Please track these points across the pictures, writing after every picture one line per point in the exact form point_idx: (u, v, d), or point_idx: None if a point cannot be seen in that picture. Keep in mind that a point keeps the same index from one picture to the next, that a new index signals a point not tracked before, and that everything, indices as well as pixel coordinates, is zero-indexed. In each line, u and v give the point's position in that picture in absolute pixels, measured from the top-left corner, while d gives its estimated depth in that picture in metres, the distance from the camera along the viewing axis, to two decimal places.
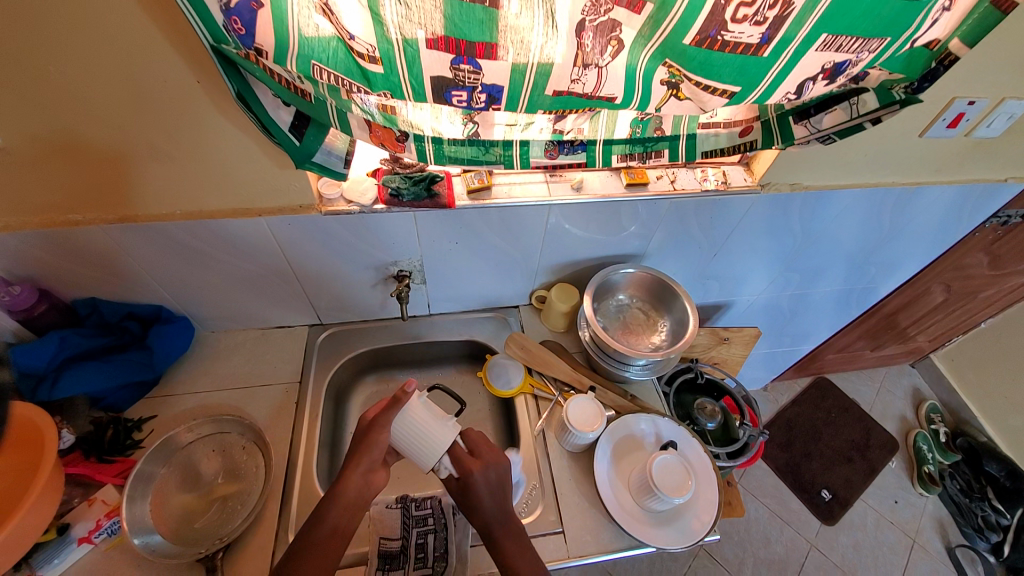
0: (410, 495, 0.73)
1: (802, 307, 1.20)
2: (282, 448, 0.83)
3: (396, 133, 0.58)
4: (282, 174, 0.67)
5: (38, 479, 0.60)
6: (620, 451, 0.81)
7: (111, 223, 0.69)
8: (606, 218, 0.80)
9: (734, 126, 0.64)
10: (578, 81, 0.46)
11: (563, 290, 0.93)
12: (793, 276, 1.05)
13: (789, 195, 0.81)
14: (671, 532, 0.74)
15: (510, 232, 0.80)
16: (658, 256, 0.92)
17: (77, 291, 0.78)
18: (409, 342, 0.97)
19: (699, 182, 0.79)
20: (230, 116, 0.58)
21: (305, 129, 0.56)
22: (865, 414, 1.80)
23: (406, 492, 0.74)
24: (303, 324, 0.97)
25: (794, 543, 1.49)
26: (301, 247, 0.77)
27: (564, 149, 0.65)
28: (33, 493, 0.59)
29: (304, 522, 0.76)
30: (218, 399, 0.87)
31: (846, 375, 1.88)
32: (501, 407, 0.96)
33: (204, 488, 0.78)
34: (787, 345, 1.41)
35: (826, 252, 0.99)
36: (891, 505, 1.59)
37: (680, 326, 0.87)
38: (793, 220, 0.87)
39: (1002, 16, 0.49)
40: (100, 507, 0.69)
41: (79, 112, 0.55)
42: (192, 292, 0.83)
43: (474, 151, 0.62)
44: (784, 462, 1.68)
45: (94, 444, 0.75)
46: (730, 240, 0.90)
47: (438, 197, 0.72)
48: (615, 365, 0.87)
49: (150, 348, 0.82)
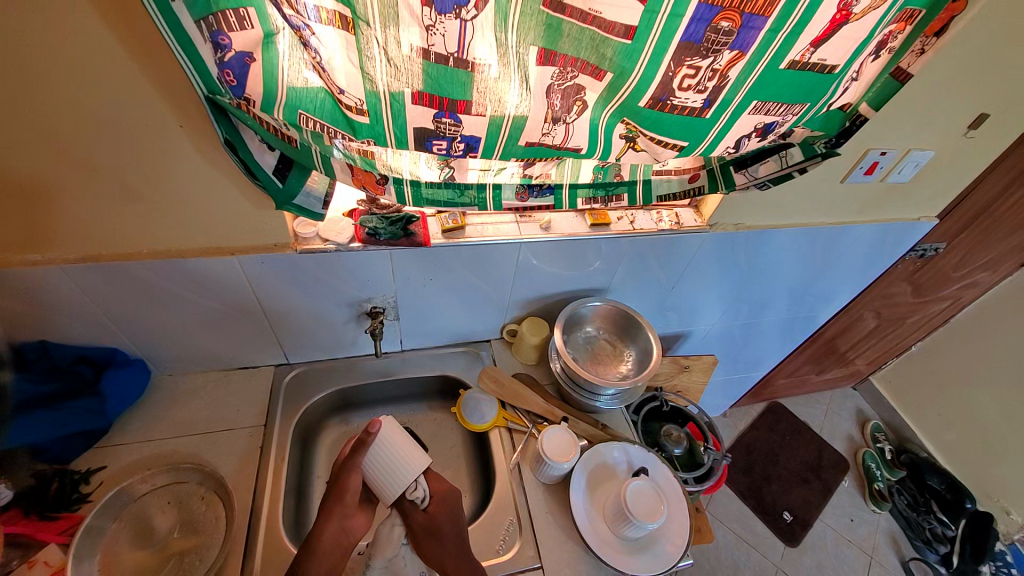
0: (381, 559, 0.69)
1: (753, 335, 1.29)
2: (247, 494, 0.79)
3: (376, 176, 0.60)
4: (258, 214, 0.68)
5: None
6: (595, 481, 0.83)
7: (73, 262, 0.67)
8: (573, 255, 0.85)
9: (683, 174, 0.70)
10: (548, 133, 0.52)
11: (534, 324, 0.96)
12: (744, 307, 1.13)
13: (735, 233, 0.90)
14: (646, 559, 0.76)
15: (482, 268, 0.83)
16: (622, 290, 0.97)
17: (27, 334, 0.75)
18: (380, 380, 0.97)
19: (655, 223, 0.86)
20: (210, 158, 0.60)
21: (288, 172, 0.58)
22: (816, 436, 1.90)
23: (376, 558, 0.69)
24: (270, 364, 0.95)
25: (761, 566, 1.52)
26: (273, 285, 0.77)
27: (534, 193, 0.69)
28: None
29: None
30: (176, 445, 0.83)
31: (796, 400, 1.99)
32: (474, 442, 0.96)
33: (158, 543, 0.74)
34: (742, 372, 1.49)
35: (771, 284, 1.08)
36: (847, 523, 1.67)
37: (645, 356, 0.92)
38: (741, 255, 0.96)
39: (899, 84, 0.60)
40: (41, 568, 0.64)
41: (55, 152, 0.55)
42: (154, 332, 0.81)
43: (451, 194, 0.65)
44: (746, 486, 1.73)
45: (35, 501, 0.70)
46: (687, 274, 0.97)
47: (414, 236, 0.75)
48: (584, 395, 0.90)
49: (101, 394, 0.78)
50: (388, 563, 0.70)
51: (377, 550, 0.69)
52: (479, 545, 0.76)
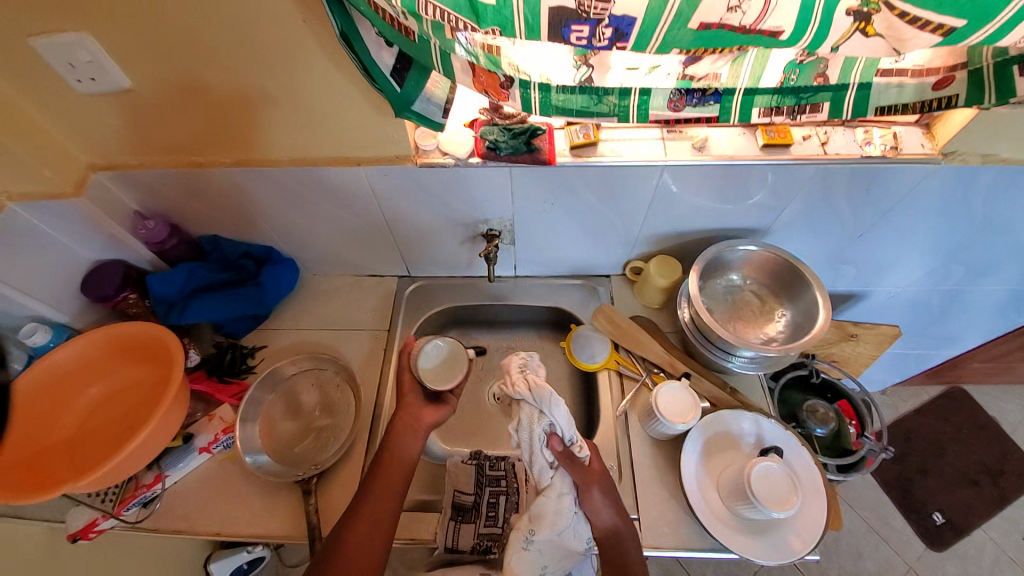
0: (545, 534, 0.64)
1: (958, 306, 0.99)
2: (369, 390, 0.87)
3: (500, 78, 0.51)
4: (381, 123, 0.64)
5: (155, 412, 0.69)
6: (713, 448, 0.73)
7: (229, 165, 0.72)
8: (729, 184, 0.69)
9: (928, 75, 0.49)
10: (736, 9, 0.37)
11: (664, 262, 0.84)
12: (955, 269, 0.85)
13: (978, 168, 0.63)
14: (763, 543, 0.66)
15: (612, 194, 0.72)
16: (785, 234, 0.78)
17: (202, 229, 0.86)
18: (492, 303, 0.95)
19: (859, 145, 0.64)
20: (336, 60, 0.56)
21: (407, 73, 0.52)
22: (1011, 436, 1.51)
23: (538, 533, 0.64)
24: (393, 275, 0.99)
25: (892, 564, 1.32)
26: (394, 198, 0.76)
27: (693, 100, 0.54)
28: (149, 425, 0.68)
29: None
30: (316, 337, 0.92)
31: (994, 389, 1.57)
32: (581, 378, 0.92)
33: (305, 418, 0.84)
34: (925, 348, 1.18)
35: (1009, 244, 0.78)
36: (1018, 540, 1.35)
37: (804, 319, 0.75)
38: (974, 200, 0.69)
39: None
40: (218, 423, 0.79)
41: (199, 58, 0.57)
42: (296, 235, 0.87)
43: (586, 101, 0.53)
44: (895, 475, 1.46)
45: (216, 365, 0.85)
46: (885, 220, 0.73)
47: (538, 151, 0.66)
48: (715, 353, 0.78)
49: (262, 285, 0.88)
50: (554, 538, 0.64)
51: (538, 522, 0.64)
52: None
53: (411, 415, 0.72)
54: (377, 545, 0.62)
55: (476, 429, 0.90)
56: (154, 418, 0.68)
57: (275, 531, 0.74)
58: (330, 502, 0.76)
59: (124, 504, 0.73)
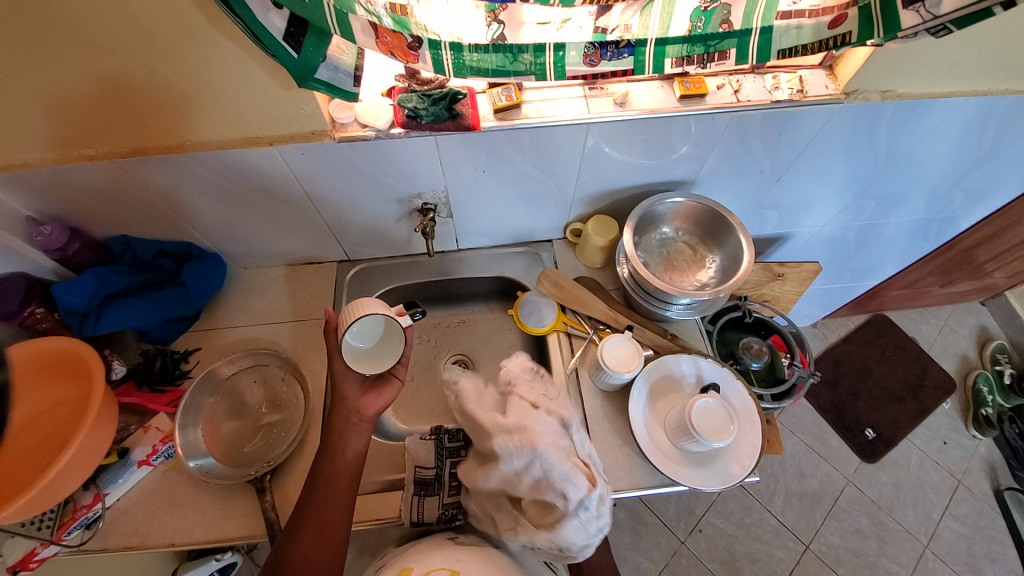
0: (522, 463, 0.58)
1: (869, 240, 1.07)
2: (318, 381, 0.84)
3: (407, 39, 0.48)
4: (289, 97, 0.60)
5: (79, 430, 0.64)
6: (658, 392, 0.77)
7: (124, 156, 0.66)
8: (653, 139, 0.70)
9: (824, 15, 0.51)
10: None
11: (601, 223, 0.85)
12: (866, 205, 0.92)
13: (879, 105, 0.68)
14: (707, 474, 0.71)
15: (542, 157, 0.71)
16: (710, 183, 0.81)
17: (108, 230, 0.78)
18: (438, 278, 0.94)
19: (768, 91, 0.66)
20: (228, 33, 0.52)
21: (303, 38, 0.48)
22: (923, 353, 1.68)
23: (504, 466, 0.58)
24: (332, 260, 0.95)
25: (830, 478, 1.47)
26: (319, 178, 0.72)
27: (608, 53, 0.53)
28: (74, 444, 0.63)
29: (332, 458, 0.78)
30: (255, 333, 0.88)
31: (908, 313, 1.74)
32: (532, 344, 0.93)
33: (250, 416, 0.81)
34: (846, 281, 1.29)
35: (909, 176, 0.85)
36: (939, 445, 1.53)
37: (732, 262, 0.79)
38: (876, 137, 0.74)
39: None
40: (155, 433, 0.75)
41: (65, 40, 0.50)
42: (218, 227, 0.81)
43: (501, 60, 0.52)
44: (828, 400, 1.61)
45: (145, 375, 0.79)
46: (798, 163, 0.78)
47: (461, 118, 0.64)
48: (654, 304, 0.81)
49: (185, 285, 0.83)
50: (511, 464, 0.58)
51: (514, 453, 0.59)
52: None
53: (350, 412, 0.70)
54: (328, 537, 0.62)
55: (434, 405, 0.91)
56: (79, 437, 0.64)
57: (232, 534, 0.72)
58: (286, 495, 0.74)
59: (63, 529, 0.68)
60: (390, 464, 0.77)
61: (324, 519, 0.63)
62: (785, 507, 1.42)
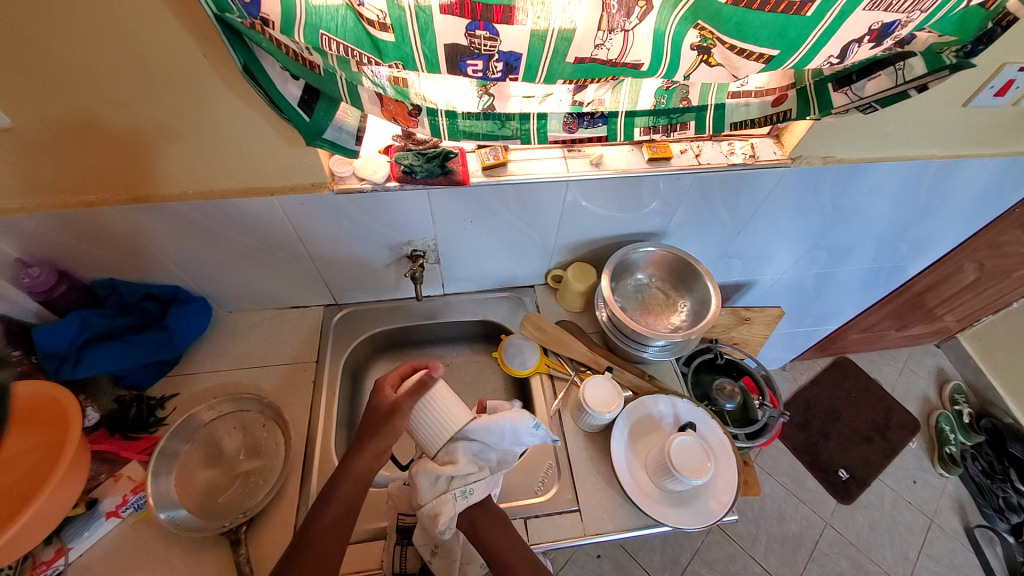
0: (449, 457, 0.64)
1: (827, 287, 1.16)
2: (301, 426, 0.83)
3: (408, 107, 0.54)
4: (292, 151, 0.65)
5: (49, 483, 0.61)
6: (638, 432, 0.80)
7: (125, 203, 0.68)
8: (626, 194, 0.77)
9: (767, 95, 0.60)
10: (602, 47, 0.43)
11: (580, 269, 0.91)
12: (820, 255, 1.01)
13: (821, 168, 0.77)
14: (689, 513, 0.73)
15: (526, 210, 0.77)
16: (679, 235, 0.89)
17: (96, 273, 0.79)
18: (424, 322, 0.96)
19: (725, 155, 0.75)
20: (239, 92, 0.57)
21: (315, 104, 0.54)
22: (887, 394, 1.76)
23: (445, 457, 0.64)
24: (318, 304, 0.97)
25: (809, 521, 1.48)
26: (315, 227, 0.76)
27: (584, 122, 0.61)
28: (40, 498, 0.60)
29: (277, 533, 0.73)
30: (237, 378, 0.87)
31: (869, 355, 1.84)
32: (516, 387, 0.95)
33: (226, 464, 0.79)
34: (809, 326, 1.37)
35: (856, 230, 0.95)
36: (909, 485, 1.57)
37: (701, 306, 0.85)
38: (822, 195, 0.83)
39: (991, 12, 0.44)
40: (126, 482, 0.72)
41: (88, 97, 0.54)
42: (209, 272, 0.83)
43: (491, 126, 0.58)
44: (800, 441, 1.66)
45: (118, 422, 0.77)
46: (756, 217, 0.86)
47: (453, 174, 0.70)
48: (631, 346, 0.85)
49: (169, 328, 0.83)
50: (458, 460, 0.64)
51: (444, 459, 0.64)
52: (517, 484, 0.76)
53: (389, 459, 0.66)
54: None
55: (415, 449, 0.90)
56: (48, 486, 0.61)
57: None
58: (263, 547, 0.71)
59: None
60: (372, 512, 0.75)
61: (312, 554, 0.59)
62: (766, 552, 1.41)
